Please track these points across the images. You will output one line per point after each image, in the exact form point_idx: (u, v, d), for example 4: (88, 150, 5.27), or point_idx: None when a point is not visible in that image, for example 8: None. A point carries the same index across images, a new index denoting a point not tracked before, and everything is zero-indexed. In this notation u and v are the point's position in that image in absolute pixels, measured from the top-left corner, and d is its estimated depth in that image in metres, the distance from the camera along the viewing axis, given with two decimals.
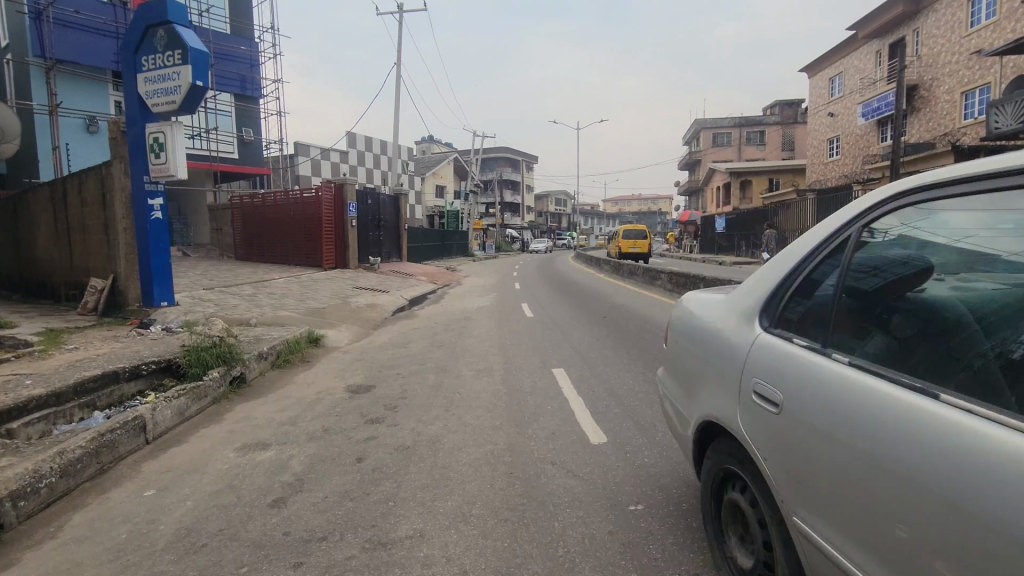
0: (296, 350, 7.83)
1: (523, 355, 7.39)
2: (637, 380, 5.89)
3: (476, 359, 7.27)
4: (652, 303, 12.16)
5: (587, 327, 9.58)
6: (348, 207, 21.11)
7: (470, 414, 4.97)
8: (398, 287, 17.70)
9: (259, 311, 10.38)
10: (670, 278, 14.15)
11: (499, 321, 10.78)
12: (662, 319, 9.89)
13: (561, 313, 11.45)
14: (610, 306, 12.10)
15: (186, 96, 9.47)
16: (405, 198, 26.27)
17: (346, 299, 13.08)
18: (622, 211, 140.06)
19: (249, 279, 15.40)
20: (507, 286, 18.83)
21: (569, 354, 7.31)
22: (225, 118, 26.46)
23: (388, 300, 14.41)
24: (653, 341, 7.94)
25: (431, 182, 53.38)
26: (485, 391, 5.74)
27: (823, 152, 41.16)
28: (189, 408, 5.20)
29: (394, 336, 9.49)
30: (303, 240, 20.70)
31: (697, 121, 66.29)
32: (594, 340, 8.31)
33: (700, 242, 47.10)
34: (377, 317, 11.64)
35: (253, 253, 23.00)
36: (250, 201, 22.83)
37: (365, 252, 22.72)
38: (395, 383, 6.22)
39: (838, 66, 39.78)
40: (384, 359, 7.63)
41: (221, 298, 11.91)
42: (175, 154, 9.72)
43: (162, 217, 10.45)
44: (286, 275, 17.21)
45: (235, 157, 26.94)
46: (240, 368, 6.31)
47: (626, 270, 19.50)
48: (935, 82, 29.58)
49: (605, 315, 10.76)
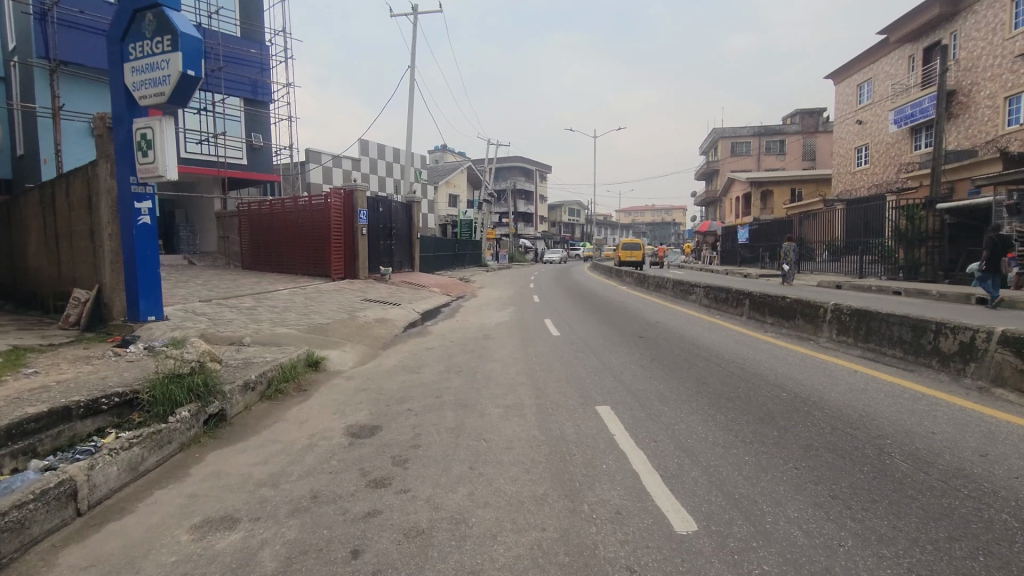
0: (291, 376, 6.72)
1: (557, 386, 6.24)
2: (707, 426, 4.70)
3: (502, 392, 6.10)
4: (692, 320, 10.97)
5: (625, 350, 8.40)
6: (359, 214, 20.11)
7: (503, 476, 3.79)
8: (411, 299, 16.64)
9: (256, 327, 9.29)
10: (706, 290, 12.97)
11: (522, 340, 9.59)
12: (710, 340, 8.70)
13: (591, 332, 10.26)
14: (645, 323, 10.92)
15: (177, 86, 8.46)
16: (418, 206, 25.28)
17: (353, 314, 11.97)
18: (635, 221, 138.71)
19: (251, 290, 14.39)
20: (527, 299, 17.69)
21: (613, 386, 6.13)
22: (234, 123, 25.62)
23: (399, 315, 13.27)
24: (712, 370, 6.72)
25: (444, 190, 52.51)
26: (518, 439, 4.57)
27: (850, 160, 39.85)
28: (144, 461, 4.07)
29: (405, 358, 8.34)
30: (311, 249, 19.72)
31: (715, 130, 65.12)
32: (639, 367, 7.11)
33: (720, 253, 45.72)
34: (387, 334, 10.53)
35: (259, 262, 22.10)
36: (257, 208, 21.94)
37: (376, 261, 21.72)
38: (406, 425, 5.07)
39: (868, 72, 38.52)
40: (392, 389, 6.48)
41: (216, 311, 10.84)
42: (164, 152, 8.70)
43: (150, 222, 9.41)
44: (292, 286, 16.19)
45: (244, 162, 25.97)
46: (218, 404, 5.19)
47: (652, 282, 18.31)
48: (976, 86, 28.28)
49: (643, 336, 9.58)
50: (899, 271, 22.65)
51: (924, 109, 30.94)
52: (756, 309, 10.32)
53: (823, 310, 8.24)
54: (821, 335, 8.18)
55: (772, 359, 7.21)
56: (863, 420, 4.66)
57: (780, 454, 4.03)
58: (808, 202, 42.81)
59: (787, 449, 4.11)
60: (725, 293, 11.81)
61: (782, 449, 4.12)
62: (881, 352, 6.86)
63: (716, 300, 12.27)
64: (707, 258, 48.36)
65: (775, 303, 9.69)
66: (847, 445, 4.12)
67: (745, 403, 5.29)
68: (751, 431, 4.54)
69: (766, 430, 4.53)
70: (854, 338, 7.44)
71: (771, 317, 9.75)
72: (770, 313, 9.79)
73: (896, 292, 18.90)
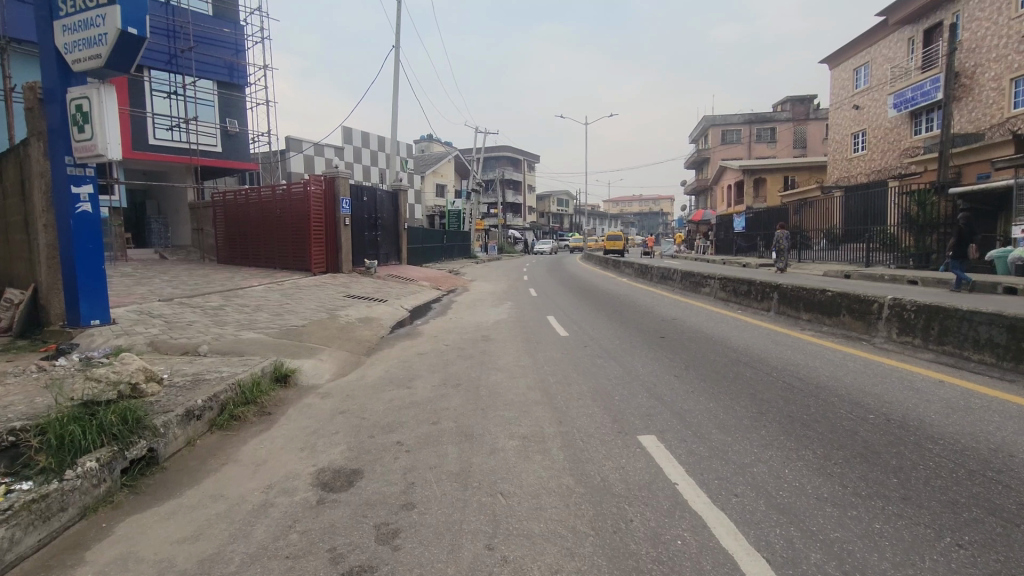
0: (253, 397, 5.45)
1: (583, 406, 5.05)
2: (797, 468, 3.54)
3: (515, 416, 4.87)
4: (713, 317, 9.88)
5: (650, 354, 7.25)
6: (341, 203, 18.74)
7: (538, 565, 2.62)
8: (399, 295, 15.37)
9: (219, 332, 7.98)
10: (723, 282, 11.89)
11: (527, 343, 8.37)
12: (745, 342, 7.59)
13: (603, 332, 9.10)
14: (662, 320, 9.84)
15: (116, 48, 7.07)
16: (404, 195, 23.88)
17: (334, 313, 10.69)
18: (623, 211, 137.56)
19: (222, 287, 12.99)
20: (522, 293, 16.53)
21: (653, 405, 4.97)
22: (207, 108, 23.93)
23: (386, 314, 11.98)
24: (764, 382, 5.61)
25: (430, 180, 50.87)
26: (547, 493, 3.37)
27: (846, 147, 39.07)
28: (15, 547, 2.82)
29: (394, 368, 7.08)
30: (290, 242, 18.32)
31: (705, 118, 64.23)
32: (674, 378, 5.96)
33: (714, 243, 44.70)
34: (372, 337, 9.28)
35: (235, 256, 20.66)
36: (233, 199, 20.50)
37: (360, 254, 20.39)
38: (395, 469, 3.85)
39: (864, 56, 37.66)
40: (378, 412, 5.23)
41: (175, 312, 9.47)
42: (103, 127, 7.33)
43: (91, 210, 7.98)
44: (268, 282, 14.81)
45: (218, 150, 24.25)
46: (146, 444, 3.90)
47: (655, 274, 17.20)
48: (980, 68, 27.46)
49: (665, 336, 8.47)
50: (908, 259, 21.55)
51: (926, 92, 30.08)
52: (787, 303, 9.28)
53: (878, 306, 7.18)
54: (877, 335, 7.11)
55: (831, 366, 6.09)
56: (1003, 458, 3.53)
57: (925, 519, 2.86)
58: (804, 190, 42.02)
59: (927, 509, 2.96)
60: (747, 285, 10.75)
61: (920, 507, 2.97)
62: (964, 358, 5.79)
63: (735, 293, 11.23)
64: (701, 248, 47.34)
65: (813, 297, 8.60)
66: (1010, 502, 2.98)
67: (830, 431, 4.16)
68: (859, 477, 3.39)
69: (882, 475, 3.37)
70: (924, 339, 6.36)
71: (808, 314, 8.68)
72: (807, 308, 8.73)
73: (911, 281, 18.00)
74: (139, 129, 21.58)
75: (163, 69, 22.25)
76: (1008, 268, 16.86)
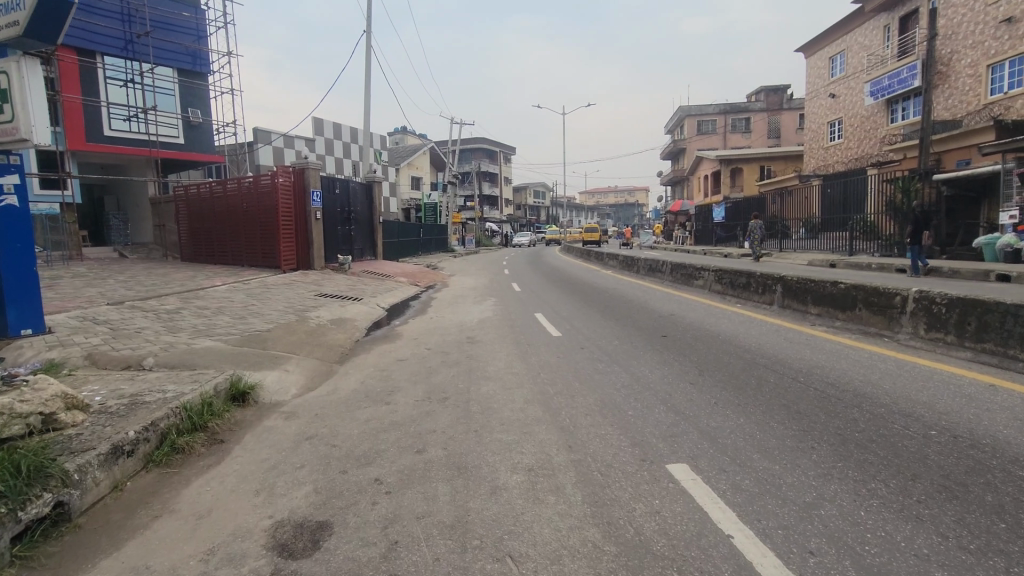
0: (201, 422, 4.60)
1: (593, 425, 4.34)
2: (875, 511, 2.91)
3: (515, 441, 4.13)
4: (713, 311, 9.26)
5: (655, 356, 6.58)
6: (311, 196, 17.69)
7: None
8: (375, 292, 14.48)
9: (170, 340, 7.06)
10: (719, 273, 11.29)
11: (517, 345, 7.63)
12: (757, 341, 6.97)
13: (598, 331, 8.41)
14: (659, 316, 9.20)
15: (36, 13, 6.05)
16: (378, 187, 22.83)
17: (303, 314, 9.79)
18: (599, 202, 137.33)
19: (180, 288, 11.95)
20: (505, 288, 15.77)
21: (675, 422, 4.30)
22: (167, 97, 22.47)
23: (361, 314, 11.11)
24: (793, 389, 4.99)
25: (406, 172, 49.51)
26: (570, 556, 2.63)
27: (823, 135, 39.06)
28: None
29: (371, 379, 6.26)
30: (258, 237, 17.25)
31: (680, 108, 64.01)
32: (689, 385, 5.30)
33: (693, 233, 44.40)
34: (346, 341, 8.44)
35: (200, 253, 19.50)
36: (196, 193, 19.28)
37: (334, 250, 19.38)
38: (372, 521, 3.07)
39: (839, 44, 37.58)
40: (352, 437, 4.43)
41: (123, 318, 8.49)
42: (24, 105, 6.31)
43: (18, 205, 6.87)
44: (233, 281, 13.80)
45: (181, 141, 22.80)
46: (51, 497, 3.06)
47: (642, 265, 16.58)
48: (956, 55, 27.40)
49: (666, 334, 7.82)
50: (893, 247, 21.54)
51: (902, 79, 29.98)
52: (792, 296, 8.71)
53: (900, 300, 6.62)
54: (900, 331, 6.55)
55: (861, 369, 5.50)
56: None
57: None
58: (782, 179, 41.99)
59: None
60: (745, 277, 10.18)
61: None
62: (1009, 357, 5.25)
63: (732, 285, 10.65)
64: (680, 238, 47.05)
65: (823, 289, 8.03)
66: None
67: (894, 455, 3.53)
68: (957, 522, 2.76)
69: (983, 519, 2.77)
70: (958, 337, 5.81)
71: (817, 308, 8.11)
72: (816, 302, 8.15)
73: (900, 270, 17.73)
74: (93, 119, 20.11)
75: (119, 55, 20.82)
76: (997, 255, 16.70)
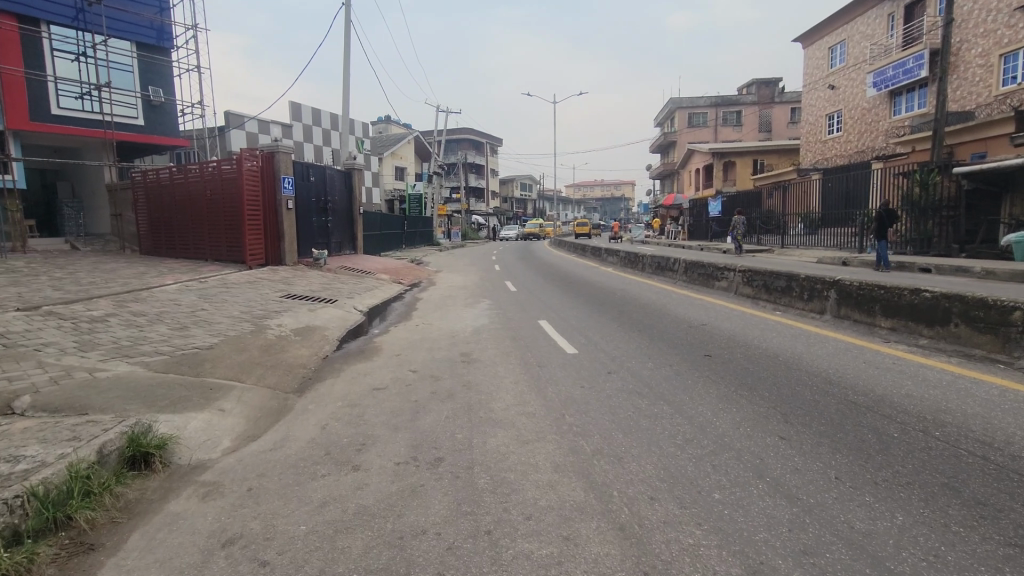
0: (58, 516, 2.97)
1: (674, 530, 2.78)
2: None
3: (555, 564, 2.56)
4: (753, 322, 7.82)
5: (710, 387, 5.09)
6: (283, 183, 15.93)
7: None
8: (353, 292, 12.82)
9: (73, 364, 5.35)
10: (749, 274, 9.83)
11: (526, 368, 6.08)
12: (835, 367, 5.49)
13: (622, 346, 6.92)
14: (691, 328, 7.73)
15: None
16: (359, 175, 21.06)
17: (262, 322, 8.12)
18: (585, 196, 136.07)
19: (122, 287, 10.20)
20: (498, 288, 14.18)
21: (799, 524, 2.80)
22: (124, 73, 20.55)
23: (335, 320, 9.46)
24: (939, 452, 3.51)
25: (389, 162, 47.59)
26: None
27: (821, 128, 37.98)
28: None
29: (335, 423, 4.64)
30: (222, 228, 15.47)
31: (671, 100, 62.68)
32: (781, 441, 3.81)
33: (686, 228, 43.12)
34: (311, 359, 6.80)
35: (160, 246, 17.65)
36: (155, 179, 17.39)
37: (309, 243, 17.64)
38: None
39: (839, 33, 36.38)
40: (294, 543, 2.84)
41: (29, 329, 6.75)
42: None
43: None
44: (188, 278, 12.03)
45: (140, 123, 20.91)
46: None
47: (649, 264, 15.14)
48: (966, 44, 26.24)
49: (710, 353, 6.34)
50: (907, 245, 20.28)
51: (908, 69, 28.80)
52: (852, 304, 7.28)
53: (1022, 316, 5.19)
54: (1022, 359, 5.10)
55: (1008, 415, 4.04)
56: None
57: None
58: (777, 173, 40.89)
59: None
60: (785, 279, 8.75)
61: None
62: None
63: (767, 289, 9.24)
64: (672, 233, 45.78)
65: (897, 298, 6.57)
66: None
67: None
68: None
69: None
70: None
71: (888, 321, 6.67)
72: (887, 313, 6.70)
73: (923, 269, 16.45)
74: (39, 97, 18.19)
75: (70, 25, 18.93)
76: None
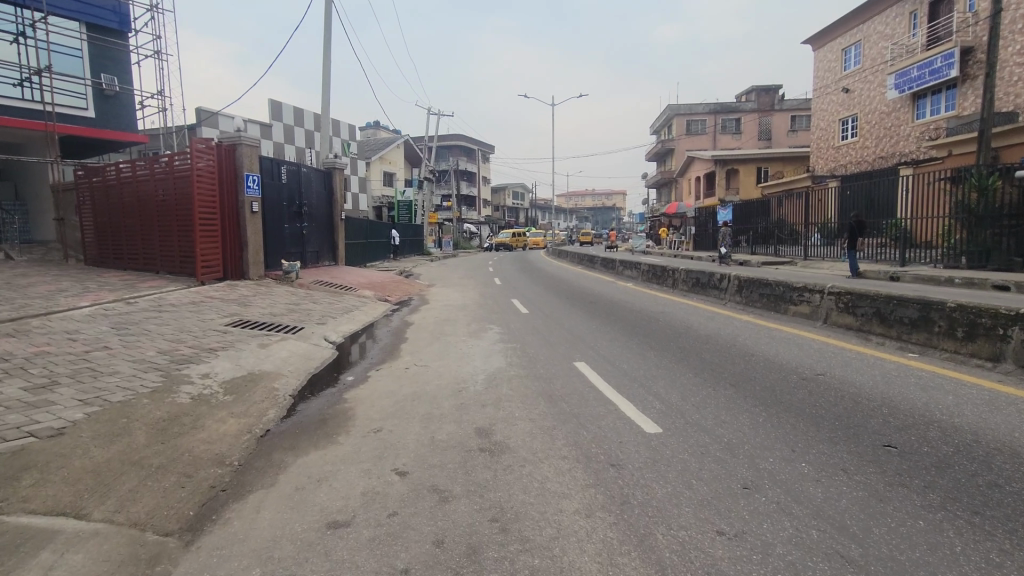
0: None
1: None
2: None
3: None
4: (899, 376, 5.39)
5: (988, 548, 2.59)
6: (246, 180, 13.39)
7: None
8: (328, 314, 10.29)
9: None
10: (849, 298, 7.43)
11: (596, 477, 3.51)
12: None
13: (729, 420, 4.42)
14: (811, 384, 5.26)
15: None
16: (341, 176, 18.49)
17: (181, 372, 5.51)
18: (578, 206, 134.12)
19: (10, 314, 7.56)
20: (505, 308, 11.66)
21: None
22: (71, 58, 17.91)
23: (294, 360, 6.88)
24: None
25: (378, 166, 45.04)
26: None
27: (834, 133, 36.07)
28: None
29: None
30: (173, 234, 12.87)
31: (669, 106, 60.49)
32: None
33: (691, 237, 40.93)
34: (236, 444, 4.21)
35: (106, 255, 14.99)
36: (101, 178, 14.75)
37: (278, 252, 15.06)
38: None
39: (854, 33, 34.38)
40: None
41: None
42: None
43: None
44: (114, 298, 9.43)
45: (89, 115, 18.28)
46: None
47: (684, 279, 12.71)
48: (1004, 41, 24.22)
49: (888, 443, 3.84)
50: (962, 257, 17.90)
51: (936, 69, 26.81)
52: None
53: None
54: None
55: None
56: None
57: None
58: (788, 179, 38.90)
59: None
60: (918, 306, 6.34)
61: None
62: None
63: (882, 319, 6.83)
64: (675, 242, 43.68)
65: None
66: None
67: None
68: None
69: None
70: None
71: None
72: None
73: (999, 287, 14.25)
74: None
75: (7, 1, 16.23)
76: None
